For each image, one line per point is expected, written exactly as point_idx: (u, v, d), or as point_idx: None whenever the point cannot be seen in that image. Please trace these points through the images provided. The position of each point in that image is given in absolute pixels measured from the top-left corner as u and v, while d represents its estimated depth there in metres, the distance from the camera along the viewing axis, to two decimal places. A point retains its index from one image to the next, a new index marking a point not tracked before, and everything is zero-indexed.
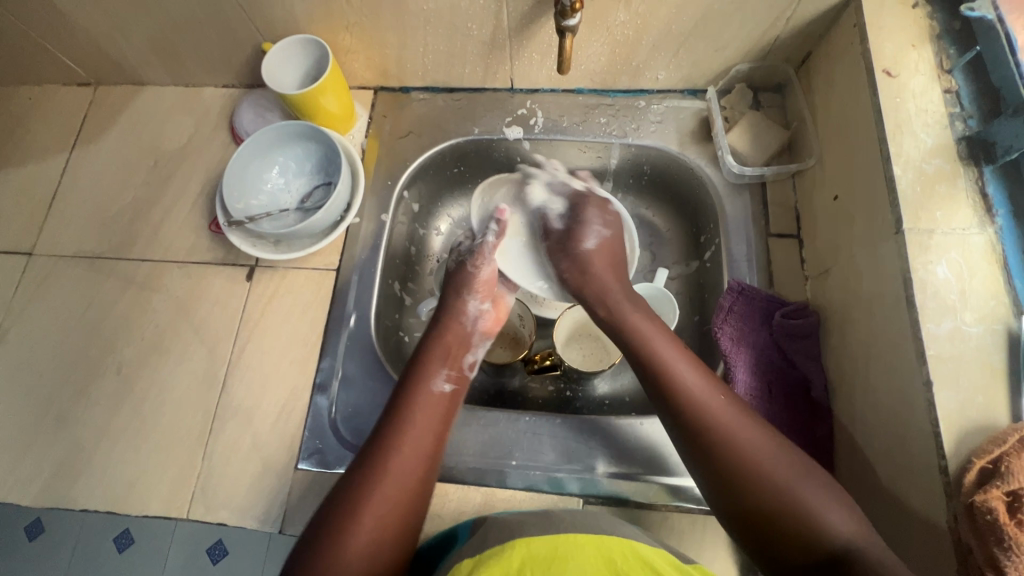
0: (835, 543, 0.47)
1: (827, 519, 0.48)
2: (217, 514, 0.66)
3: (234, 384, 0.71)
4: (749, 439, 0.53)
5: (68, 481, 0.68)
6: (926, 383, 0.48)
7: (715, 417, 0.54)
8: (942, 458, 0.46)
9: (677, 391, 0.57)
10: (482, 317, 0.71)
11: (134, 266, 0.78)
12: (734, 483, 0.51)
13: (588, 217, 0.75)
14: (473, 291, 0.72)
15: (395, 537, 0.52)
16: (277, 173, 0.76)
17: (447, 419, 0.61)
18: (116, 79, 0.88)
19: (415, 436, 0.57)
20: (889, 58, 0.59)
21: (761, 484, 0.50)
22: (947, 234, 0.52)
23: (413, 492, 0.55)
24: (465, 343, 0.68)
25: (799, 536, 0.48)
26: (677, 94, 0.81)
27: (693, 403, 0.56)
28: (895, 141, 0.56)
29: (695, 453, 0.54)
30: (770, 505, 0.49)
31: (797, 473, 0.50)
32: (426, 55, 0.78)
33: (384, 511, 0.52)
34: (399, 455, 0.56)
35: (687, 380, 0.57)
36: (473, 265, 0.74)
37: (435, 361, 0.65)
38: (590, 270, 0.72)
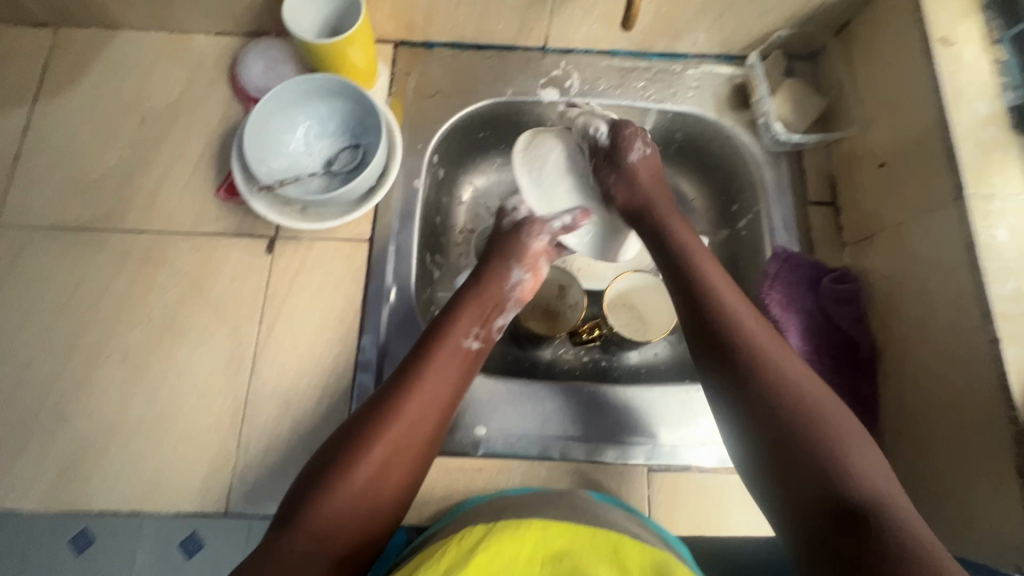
0: (859, 498, 0.44)
1: (863, 475, 0.46)
2: (261, 507, 0.60)
3: (265, 367, 0.65)
4: (791, 373, 0.51)
5: (77, 482, 0.60)
6: (994, 340, 0.51)
7: (761, 354, 0.52)
8: (1013, 410, 0.49)
9: (735, 331, 0.54)
10: (521, 286, 0.68)
11: (129, 239, 0.69)
12: (772, 420, 0.49)
13: (630, 139, 0.71)
14: (517, 259, 0.67)
15: (392, 481, 0.52)
16: (299, 134, 0.69)
17: (467, 378, 0.60)
18: (83, 20, 0.75)
19: (433, 390, 0.56)
20: (943, 27, 0.61)
21: (803, 419, 0.48)
22: (1005, 200, 0.55)
23: (418, 442, 0.54)
24: (500, 306, 0.65)
25: (821, 482, 0.46)
26: (713, 59, 0.80)
27: (749, 338, 0.53)
28: (954, 109, 0.58)
29: (745, 397, 0.51)
30: (810, 457, 0.47)
31: (840, 419, 0.49)
32: (461, 6, 0.72)
33: (386, 454, 0.52)
34: (413, 404, 0.55)
35: (736, 311, 0.56)
36: (528, 236, 0.69)
37: (469, 316, 0.62)
38: (637, 182, 0.70)
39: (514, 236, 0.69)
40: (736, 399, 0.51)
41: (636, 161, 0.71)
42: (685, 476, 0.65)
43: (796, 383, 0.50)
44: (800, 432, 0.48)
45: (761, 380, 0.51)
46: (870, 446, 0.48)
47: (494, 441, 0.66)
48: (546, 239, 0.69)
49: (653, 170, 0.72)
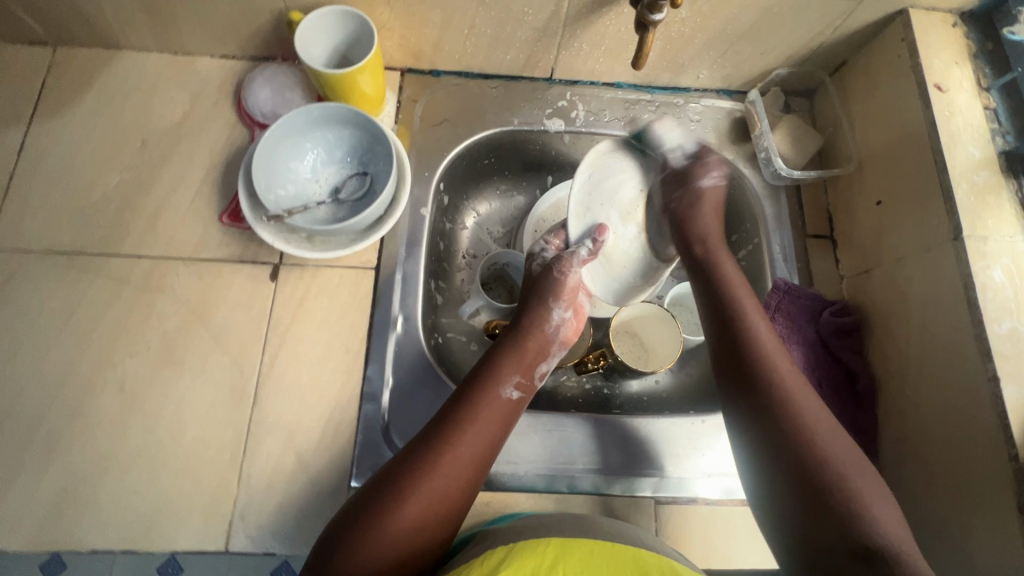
0: (875, 541, 0.48)
1: (879, 521, 0.49)
2: (262, 544, 0.59)
3: (268, 397, 0.64)
4: (814, 414, 0.55)
5: (68, 520, 0.58)
6: (992, 378, 0.53)
7: (791, 398, 0.55)
8: (1012, 448, 0.51)
9: (767, 364, 0.58)
10: (564, 326, 0.68)
11: (128, 264, 0.67)
12: (794, 461, 0.53)
13: (713, 162, 0.72)
14: (559, 297, 0.67)
15: (430, 526, 0.53)
16: (306, 160, 0.69)
17: (507, 427, 0.60)
18: (83, 40, 0.74)
19: (472, 439, 0.57)
20: (937, 73, 0.64)
21: (821, 465, 0.52)
22: (999, 241, 0.57)
23: (457, 490, 0.55)
24: (543, 352, 0.66)
25: (845, 521, 0.49)
26: (713, 93, 0.82)
27: (782, 374, 0.57)
28: (949, 153, 0.61)
29: (770, 442, 0.54)
30: (834, 497, 0.50)
31: (856, 465, 0.52)
32: (470, 38, 0.72)
33: (424, 502, 0.53)
34: (453, 454, 0.55)
35: (765, 338, 0.60)
36: (559, 273, 0.67)
37: (510, 364, 0.63)
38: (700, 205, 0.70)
39: (548, 271, 0.68)
40: (760, 439, 0.55)
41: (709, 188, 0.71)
42: (690, 508, 0.65)
43: (816, 424, 0.54)
44: (820, 472, 0.51)
45: (788, 415, 0.54)
46: (881, 492, 0.52)
47: (500, 474, 0.65)
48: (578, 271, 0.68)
49: (717, 205, 0.72)
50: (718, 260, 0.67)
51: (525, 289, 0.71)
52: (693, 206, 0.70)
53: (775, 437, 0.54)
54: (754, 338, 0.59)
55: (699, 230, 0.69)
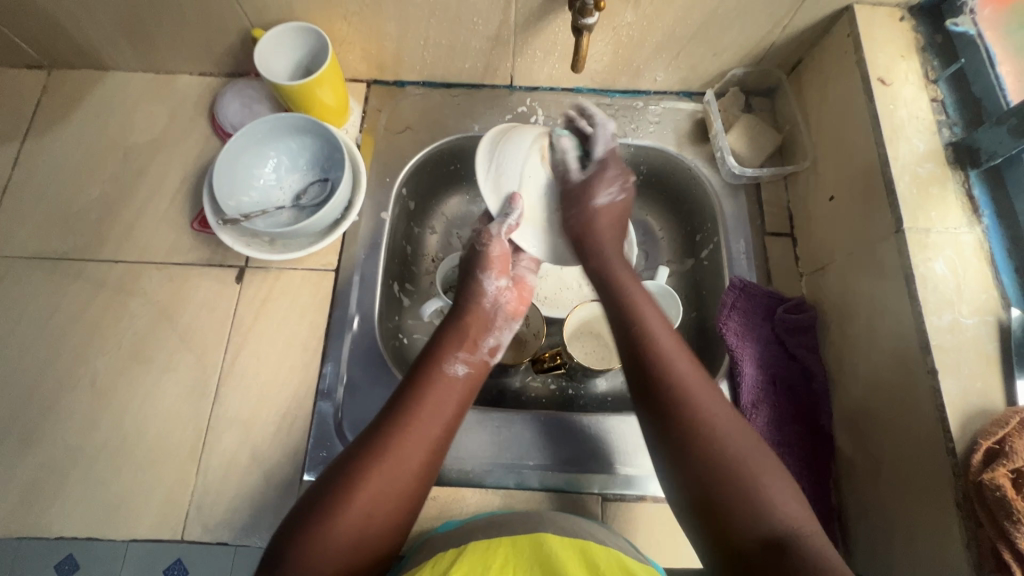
0: (774, 530, 0.47)
1: (772, 502, 0.48)
2: (216, 534, 0.61)
3: (228, 393, 0.67)
4: (715, 410, 0.53)
5: (40, 506, 0.62)
6: (932, 371, 0.52)
7: (698, 417, 0.52)
8: (950, 441, 0.49)
9: (666, 376, 0.55)
10: (504, 297, 0.68)
11: (104, 269, 0.72)
12: (696, 474, 0.50)
13: (604, 180, 0.69)
14: (488, 270, 0.68)
15: (382, 514, 0.51)
16: (270, 168, 0.73)
17: (461, 405, 0.59)
18: (74, 63, 0.80)
19: (421, 422, 0.55)
20: (882, 67, 0.64)
21: (719, 471, 0.50)
22: (941, 232, 0.56)
23: (407, 477, 0.52)
24: (487, 326, 0.66)
25: (739, 521, 0.48)
26: (673, 95, 0.82)
27: (683, 387, 0.54)
28: (892, 145, 0.60)
29: (670, 436, 0.53)
30: (723, 502, 0.49)
31: (761, 456, 0.51)
32: (427, 49, 0.75)
33: (372, 493, 0.51)
34: (399, 439, 0.53)
35: (673, 353, 0.56)
36: (480, 245, 0.68)
37: (451, 343, 0.62)
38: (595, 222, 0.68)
39: (472, 251, 0.70)
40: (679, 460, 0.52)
41: (602, 204, 0.68)
42: (639, 506, 0.65)
43: (721, 430, 0.52)
44: (728, 475, 0.49)
45: (687, 421, 0.52)
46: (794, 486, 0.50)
47: (449, 469, 0.66)
48: (501, 241, 0.68)
49: (614, 219, 0.69)
50: (592, 246, 0.67)
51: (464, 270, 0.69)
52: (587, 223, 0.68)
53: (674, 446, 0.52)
54: (651, 342, 0.57)
55: (599, 251, 0.67)
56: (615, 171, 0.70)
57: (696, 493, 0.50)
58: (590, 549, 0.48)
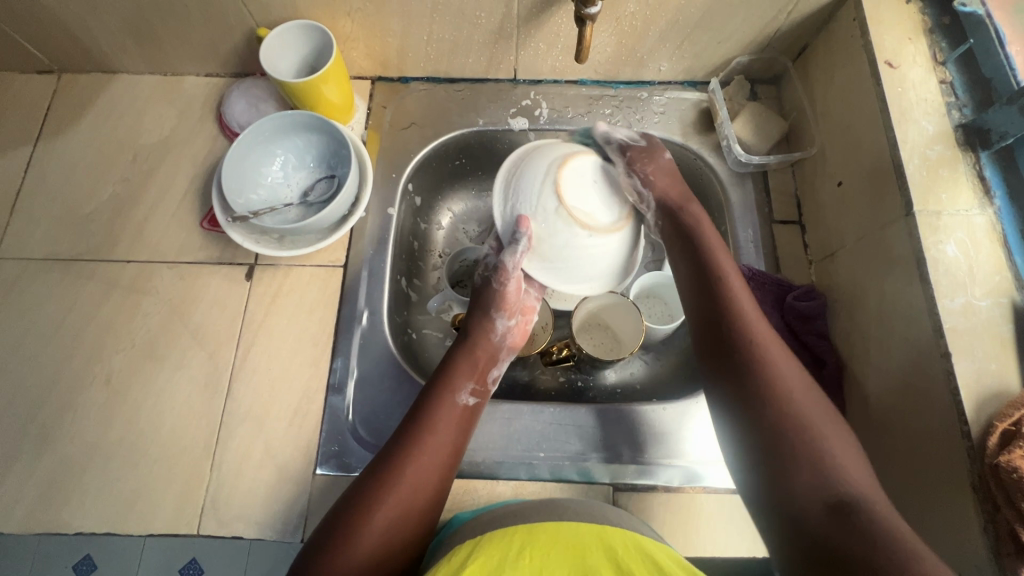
0: (842, 493, 0.46)
1: (841, 467, 0.48)
2: (232, 528, 0.62)
3: (241, 389, 0.67)
4: (788, 372, 0.53)
5: (58, 503, 0.63)
6: (945, 355, 0.51)
7: (765, 369, 0.53)
8: (965, 425, 0.49)
9: (762, 354, 0.54)
10: (510, 333, 0.67)
11: (117, 268, 0.73)
12: (767, 426, 0.51)
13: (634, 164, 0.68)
14: (500, 308, 0.66)
15: (399, 542, 0.51)
16: (277, 166, 0.74)
17: (464, 435, 0.59)
18: (83, 67, 0.81)
19: (432, 451, 0.55)
20: (889, 50, 0.63)
21: (790, 425, 0.50)
22: (953, 214, 0.56)
23: (423, 502, 0.53)
24: (494, 358, 0.66)
25: (810, 476, 0.48)
26: (678, 85, 0.82)
27: (760, 336, 0.55)
28: (900, 128, 0.60)
29: (746, 402, 0.53)
30: (793, 453, 0.49)
31: (828, 420, 0.51)
32: (430, 44, 0.75)
33: (390, 519, 0.51)
34: (411, 469, 0.53)
35: (746, 312, 0.57)
36: (498, 282, 0.65)
37: (462, 372, 0.62)
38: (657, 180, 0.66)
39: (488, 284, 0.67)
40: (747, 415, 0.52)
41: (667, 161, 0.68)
42: (652, 495, 0.65)
43: (793, 387, 0.52)
44: (793, 427, 0.50)
45: (760, 372, 0.53)
46: (852, 442, 0.50)
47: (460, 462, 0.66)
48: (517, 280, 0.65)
49: (675, 172, 0.68)
50: (682, 208, 0.65)
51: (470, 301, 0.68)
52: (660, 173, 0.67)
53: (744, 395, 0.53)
54: (745, 319, 0.57)
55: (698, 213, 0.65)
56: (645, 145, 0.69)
57: (766, 454, 0.50)
58: (608, 536, 0.47)
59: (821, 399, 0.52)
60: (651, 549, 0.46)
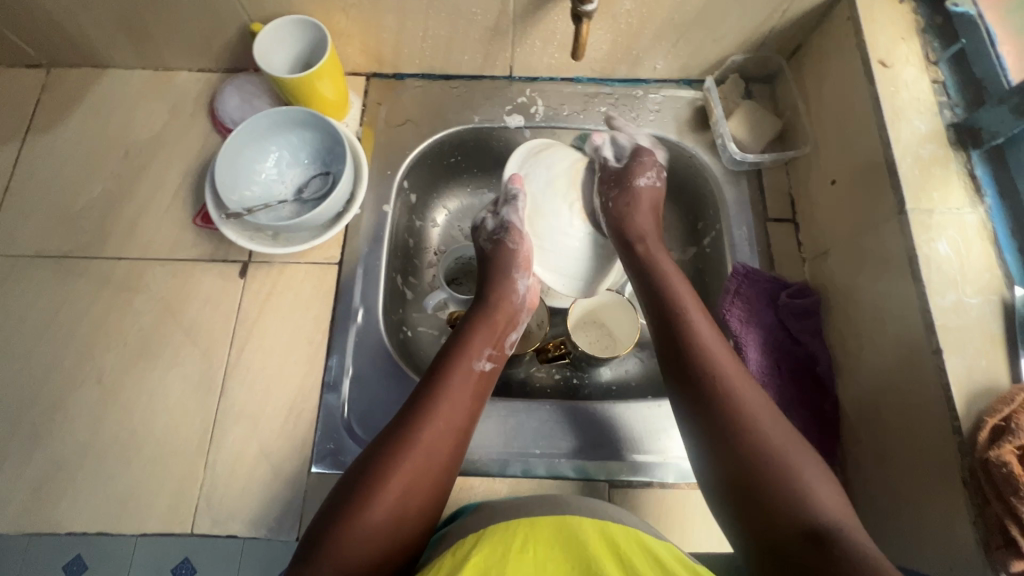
0: (820, 522, 0.46)
1: (816, 500, 0.47)
2: (226, 527, 0.62)
3: (235, 387, 0.67)
4: (752, 399, 0.52)
5: (49, 502, 0.62)
6: (937, 351, 0.52)
7: (733, 402, 0.52)
8: (955, 421, 0.50)
9: (722, 383, 0.53)
10: (529, 292, 0.68)
11: (108, 266, 0.72)
12: (733, 461, 0.50)
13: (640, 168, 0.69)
14: (518, 268, 0.66)
15: (415, 503, 0.51)
16: (271, 162, 0.73)
17: (480, 399, 0.59)
18: (72, 61, 0.80)
19: (449, 412, 0.55)
20: (882, 50, 0.64)
21: (756, 459, 0.49)
22: (945, 213, 0.56)
23: (439, 466, 0.53)
24: (512, 321, 0.66)
25: (785, 505, 0.47)
26: (673, 83, 0.82)
27: (722, 370, 0.54)
28: (894, 127, 0.60)
29: (714, 434, 0.52)
30: (767, 493, 0.48)
31: (799, 449, 0.50)
32: (425, 40, 0.75)
33: (406, 482, 0.51)
34: (428, 431, 0.53)
35: (704, 339, 0.57)
36: (512, 243, 0.66)
37: (479, 338, 0.62)
38: (636, 203, 0.67)
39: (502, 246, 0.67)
40: (715, 441, 0.51)
41: (643, 187, 0.68)
42: (647, 492, 0.65)
43: (758, 416, 0.51)
44: (764, 466, 0.49)
45: (720, 400, 0.52)
46: (820, 467, 0.50)
47: None
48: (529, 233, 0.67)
49: (653, 203, 0.69)
50: (633, 235, 0.65)
51: (484, 266, 0.68)
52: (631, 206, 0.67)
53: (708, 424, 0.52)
54: (705, 352, 0.56)
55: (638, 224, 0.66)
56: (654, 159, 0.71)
57: (739, 489, 0.49)
58: (609, 530, 0.47)
59: (787, 428, 0.51)
60: (653, 544, 0.46)
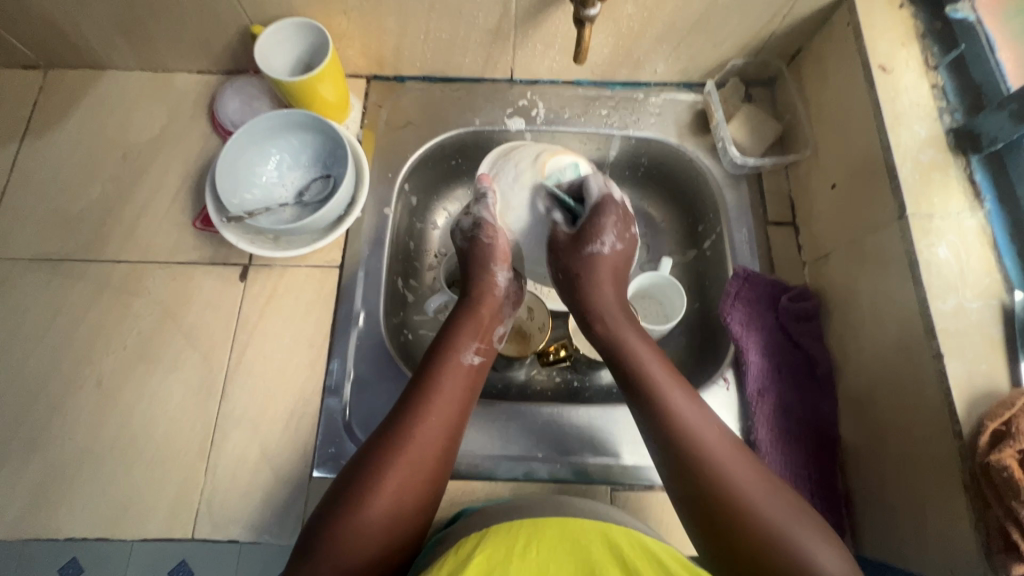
0: None
1: (816, 561, 0.46)
2: (227, 532, 0.61)
3: (235, 390, 0.67)
4: (737, 471, 0.51)
5: (48, 508, 0.62)
6: (937, 356, 0.52)
7: (712, 479, 0.51)
8: (956, 424, 0.50)
9: (695, 450, 0.52)
10: (511, 286, 0.67)
11: (107, 269, 0.71)
12: (732, 538, 0.49)
13: (607, 221, 0.64)
14: (497, 263, 0.65)
15: (411, 500, 0.51)
16: (272, 165, 0.73)
17: (471, 396, 0.59)
18: (70, 63, 0.79)
19: (440, 409, 0.55)
20: (882, 54, 0.64)
21: (749, 530, 0.48)
22: (944, 218, 0.57)
23: (431, 464, 0.53)
24: (497, 315, 0.65)
25: (786, 565, 0.46)
26: (674, 87, 0.82)
27: (703, 447, 0.52)
28: (894, 132, 0.61)
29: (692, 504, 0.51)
30: (763, 563, 0.47)
31: (796, 519, 0.49)
32: (427, 43, 0.75)
33: (400, 481, 0.51)
34: (421, 428, 0.53)
35: (687, 416, 0.54)
36: (486, 238, 0.65)
37: (465, 333, 0.62)
38: (596, 273, 0.64)
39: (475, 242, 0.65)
40: (699, 516, 0.51)
41: (604, 255, 0.64)
42: (648, 495, 0.65)
43: (743, 487, 0.50)
44: (759, 544, 0.48)
45: (700, 481, 0.51)
46: (813, 523, 0.49)
47: (458, 463, 0.66)
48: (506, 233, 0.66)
49: (616, 266, 0.66)
50: (596, 302, 0.63)
51: (462, 263, 0.67)
52: (588, 272, 0.64)
53: (691, 499, 0.51)
54: (680, 431, 0.53)
55: (594, 291, 0.64)
56: (617, 207, 0.65)
57: (738, 567, 0.48)
58: (605, 530, 0.47)
59: (772, 487, 0.51)
60: (649, 543, 0.46)
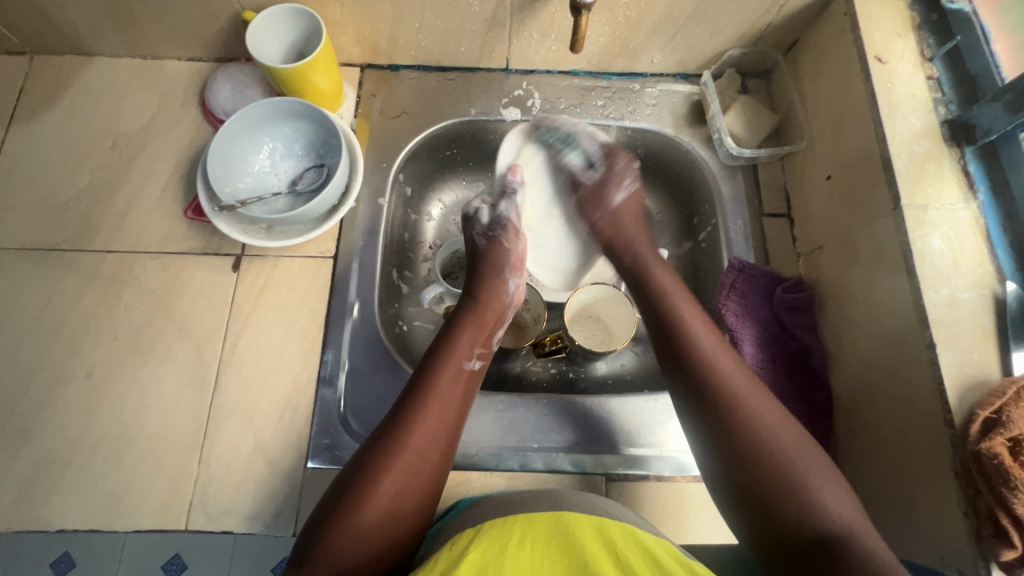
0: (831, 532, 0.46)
1: (823, 506, 0.47)
2: (222, 523, 0.61)
3: (228, 381, 0.66)
4: (753, 398, 0.52)
5: (39, 501, 0.61)
6: (930, 345, 0.53)
7: (731, 398, 0.52)
8: (948, 413, 0.51)
9: (711, 372, 0.54)
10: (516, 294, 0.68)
11: (96, 259, 0.70)
12: (742, 468, 0.50)
13: (619, 173, 0.71)
14: (512, 270, 0.67)
15: (406, 505, 0.50)
16: (264, 154, 0.72)
17: (468, 399, 0.58)
18: (57, 49, 0.77)
19: (438, 413, 0.54)
20: (878, 45, 0.64)
21: (758, 453, 0.50)
22: (938, 209, 0.57)
23: (429, 467, 0.52)
24: (499, 321, 0.65)
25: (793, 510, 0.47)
26: (670, 77, 0.82)
27: (719, 372, 0.54)
28: (889, 123, 0.61)
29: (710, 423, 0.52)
30: (773, 498, 0.48)
31: (814, 465, 0.49)
32: (422, 31, 0.74)
33: (398, 483, 0.50)
34: (418, 432, 0.53)
35: (714, 355, 0.55)
36: (505, 242, 0.68)
37: (468, 337, 0.61)
38: (622, 223, 0.70)
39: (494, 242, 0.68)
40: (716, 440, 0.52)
41: (621, 204, 0.71)
42: (642, 485, 0.66)
43: (758, 411, 0.51)
44: (771, 469, 0.49)
45: (718, 396, 0.53)
46: (835, 477, 0.49)
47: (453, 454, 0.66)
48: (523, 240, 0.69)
49: (635, 211, 0.72)
50: (628, 241, 0.68)
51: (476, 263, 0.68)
52: (614, 224, 0.70)
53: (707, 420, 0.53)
54: (698, 352, 0.55)
55: (628, 241, 0.68)
56: (627, 161, 0.72)
57: (750, 499, 0.49)
58: (605, 526, 0.47)
59: (795, 429, 0.51)
60: (650, 542, 0.46)
